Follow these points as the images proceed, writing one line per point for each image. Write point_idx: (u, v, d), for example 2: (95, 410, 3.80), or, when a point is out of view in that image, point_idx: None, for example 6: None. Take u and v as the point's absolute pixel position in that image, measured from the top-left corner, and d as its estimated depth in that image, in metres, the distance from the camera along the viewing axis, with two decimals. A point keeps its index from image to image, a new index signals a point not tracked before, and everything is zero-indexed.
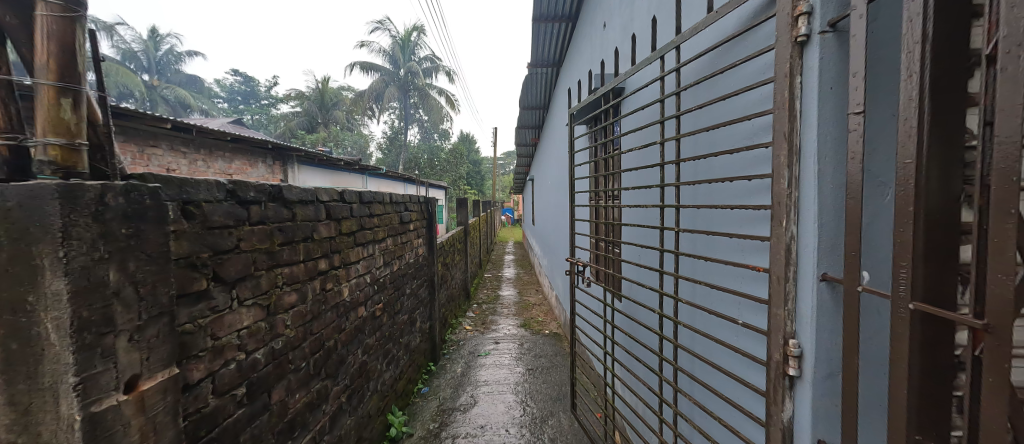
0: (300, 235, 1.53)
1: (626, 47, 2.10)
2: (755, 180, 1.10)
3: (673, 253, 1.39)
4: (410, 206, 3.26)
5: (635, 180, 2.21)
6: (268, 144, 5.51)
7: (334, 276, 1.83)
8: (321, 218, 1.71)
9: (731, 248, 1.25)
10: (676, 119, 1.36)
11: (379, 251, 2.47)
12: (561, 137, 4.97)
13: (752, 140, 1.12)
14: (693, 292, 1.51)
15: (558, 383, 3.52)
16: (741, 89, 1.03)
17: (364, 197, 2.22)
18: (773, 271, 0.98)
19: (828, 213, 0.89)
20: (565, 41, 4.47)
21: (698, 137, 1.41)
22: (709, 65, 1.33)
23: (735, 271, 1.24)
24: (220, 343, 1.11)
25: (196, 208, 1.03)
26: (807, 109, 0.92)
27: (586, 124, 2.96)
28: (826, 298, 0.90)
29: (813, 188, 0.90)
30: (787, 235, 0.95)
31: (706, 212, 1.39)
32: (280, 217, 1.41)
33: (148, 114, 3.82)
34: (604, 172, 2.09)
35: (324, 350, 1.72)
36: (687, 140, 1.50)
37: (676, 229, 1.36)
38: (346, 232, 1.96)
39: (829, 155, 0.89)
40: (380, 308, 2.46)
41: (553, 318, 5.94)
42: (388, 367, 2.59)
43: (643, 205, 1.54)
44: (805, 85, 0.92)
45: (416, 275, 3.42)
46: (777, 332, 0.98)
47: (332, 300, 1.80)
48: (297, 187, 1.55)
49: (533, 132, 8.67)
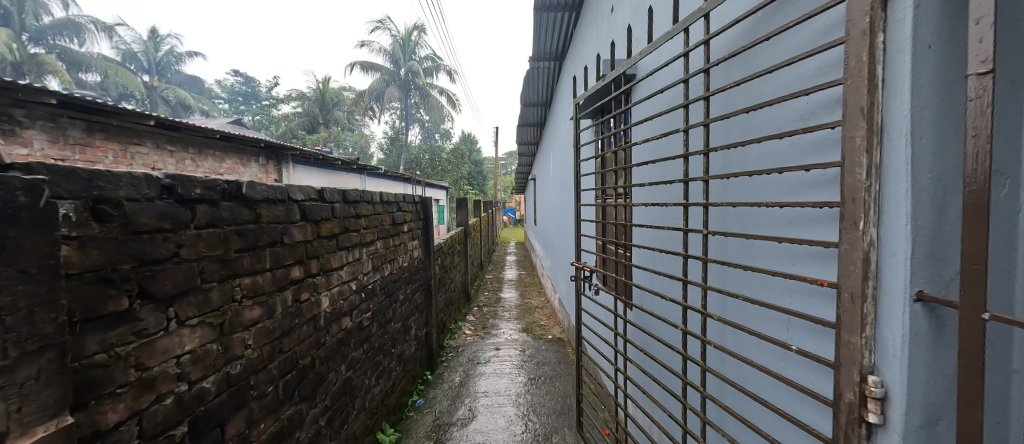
0: (267, 238, 1.33)
1: (640, 27, 1.88)
2: (813, 171, 0.87)
3: (701, 260, 1.17)
4: (403, 206, 3.04)
5: (650, 176, 1.98)
6: (260, 142, 5.29)
7: (310, 285, 1.62)
8: (294, 219, 1.50)
9: (776, 255, 1.02)
10: (704, 100, 1.15)
11: (367, 255, 2.25)
12: (564, 134, 4.75)
13: (806, 122, 0.90)
14: (723, 305, 1.28)
15: (562, 395, 3.31)
16: (798, 56, 0.81)
17: (348, 196, 2.01)
18: (845, 288, 0.77)
19: (927, 212, 0.67)
20: (569, 32, 4.25)
21: (730, 122, 1.19)
22: (746, 35, 1.11)
23: (781, 284, 1.02)
24: (151, 374, 0.90)
25: (114, 208, 0.83)
26: (894, 76, 0.70)
27: (592, 116, 2.74)
28: (922, 324, 0.68)
29: (905, 180, 0.69)
30: (865, 240, 0.73)
31: (740, 211, 1.17)
32: (240, 219, 1.21)
33: (128, 109, 3.59)
34: (614, 167, 1.87)
35: (297, 370, 1.51)
36: (715, 127, 1.28)
37: (706, 232, 1.14)
38: (327, 236, 1.75)
39: (927, 136, 0.67)
40: (368, 318, 2.25)
41: (556, 322, 5.72)
42: (377, 382, 2.38)
43: (663, 203, 1.32)
44: (893, 43, 0.70)
45: (411, 280, 3.21)
46: (851, 366, 0.76)
47: (309, 312, 1.60)
48: (264, 184, 1.34)
49: (534, 130, 8.45)
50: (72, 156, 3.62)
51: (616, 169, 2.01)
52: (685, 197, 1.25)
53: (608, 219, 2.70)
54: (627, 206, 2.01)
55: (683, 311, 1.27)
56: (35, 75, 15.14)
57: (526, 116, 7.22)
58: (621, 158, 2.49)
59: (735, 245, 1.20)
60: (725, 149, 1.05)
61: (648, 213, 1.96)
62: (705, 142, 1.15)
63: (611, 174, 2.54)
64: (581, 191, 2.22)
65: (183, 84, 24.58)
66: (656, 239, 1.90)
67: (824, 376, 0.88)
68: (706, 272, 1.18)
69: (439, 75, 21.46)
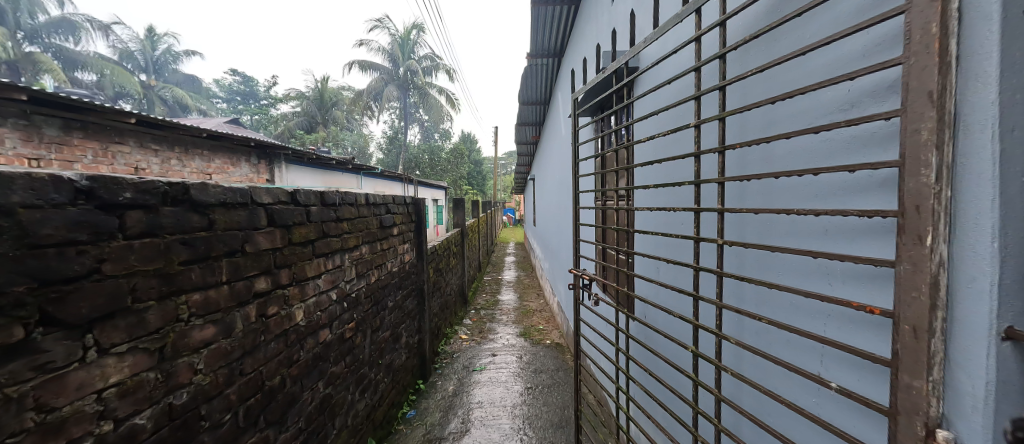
0: (222, 247, 1.17)
1: (643, 14, 1.72)
2: (857, 172, 0.72)
3: (716, 274, 1.01)
4: (393, 208, 2.90)
5: (653, 177, 1.83)
6: (250, 141, 5.14)
7: (280, 297, 1.46)
8: (259, 225, 1.35)
9: (807, 273, 0.86)
10: (719, 91, 1.00)
11: (350, 261, 2.10)
12: (563, 132, 4.59)
13: (846, 114, 0.75)
14: (739, 325, 1.13)
15: (560, 407, 3.16)
16: (842, 32, 0.66)
17: (327, 197, 1.86)
18: (904, 317, 0.61)
19: (1019, 227, 0.52)
20: (568, 26, 4.10)
21: (748, 116, 1.04)
22: (769, 14, 0.96)
23: (813, 308, 0.85)
24: (59, 416, 0.76)
25: (4, 218, 0.68)
26: (973, 52, 0.55)
27: (591, 113, 2.58)
28: (1013, 370, 0.53)
29: (990, 185, 0.53)
30: (934, 260, 0.58)
31: (762, 220, 1.01)
32: (187, 226, 1.06)
33: (106, 106, 3.44)
34: (615, 167, 1.72)
35: (263, 392, 1.36)
36: (731, 122, 1.13)
37: (721, 241, 0.99)
38: (300, 242, 1.60)
39: (1019, 129, 0.52)
40: (350, 329, 2.09)
41: (555, 326, 5.56)
42: (362, 397, 2.23)
43: (670, 208, 1.17)
44: (971, 8, 0.54)
45: (401, 286, 3.06)
46: (914, 416, 0.61)
47: (278, 328, 1.44)
48: (219, 185, 1.19)
49: (533, 129, 8.29)
50: (48, 155, 3.48)
51: (617, 170, 1.86)
52: (695, 201, 1.10)
53: (607, 224, 2.56)
54: (629, 210, 1.86)
55: (694, 330, 1.12)
56: (30, 74, 15.00)
57: (525, 115, 7.06)
58: (622, 158, 2.33)
59: (753, 257, 1.05)
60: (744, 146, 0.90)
61: (651, 217, 1.80)
62: (721, 139, 1.00)
63: (613, 174, 2.38)
64: (579, 193, 2.07)
65: (181, 84, 24.42)
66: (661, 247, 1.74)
67: (870, 419, 0.73)
68: (721, 288, 1.02)
69: (438, 74, 21.30)
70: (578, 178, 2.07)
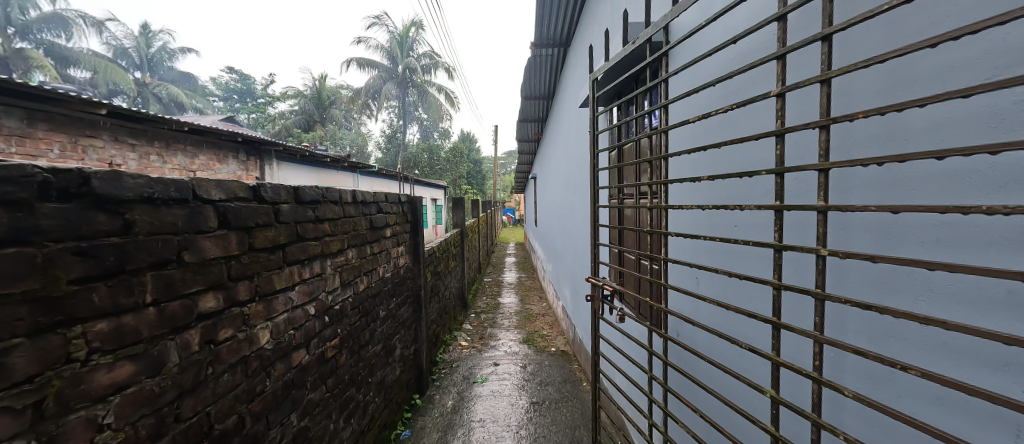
0: (146, 257, 0.89)
1: None
2: None
3: (816, 296, 0.75)
4: (385, 208, 2.60)
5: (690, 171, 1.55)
6: (237, 136, 4.85)
7: (236, 317, 1.17)
8: (208, 228, 1.07)
9: (983, 307, 0.60)
10: (821, 41, 0.73)
11: (332, 268, 1.82)
12: (570, 127, 4.30)
13: None
14: (840, 363, 0.87)
15: (570, 427, 2.88)
16: None
17: (303, 194, 1.57)
18: None
19: None
20: (576, 13, 3.80)
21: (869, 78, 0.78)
22: None
23: (987, 354, 0.59)
24: None
25: None
26: None
27: (609, 100, 2.29)
28: None
29: None
30: None
31: (888, 225, 0.75)
32: (90, 231, 0.78)
33: (72, 95, 3.16)
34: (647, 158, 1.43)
35: (212, 440, 1.08)
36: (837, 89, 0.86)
37: (825, 251, 0.72)
38: (266, 248, 1.31)
39: None
40: (333, 347, 1.80)
41: (560, 333, 5.27)
42: (347, 424, 1.94)
43: (737, 206, 0.90)
44: None
45: (394, 294, 2.77)
46: None
47: (233, 356, 1.15)
48: (143, 176, 0.90)
49: (536, 127, 7.99)
50: (9, 149, 3.20)
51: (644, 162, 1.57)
52: (778, 198, 0.82)
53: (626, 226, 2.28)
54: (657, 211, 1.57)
55: (773, 369, 0.85)
56: (20, 71, 14.68)
57: (528, 110, 6.74)
58: (645, 150, 2.05)
59: (868, 275, 0.80)
60: (872, 113, 0.64)
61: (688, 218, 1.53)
62: (825, 110, 0.72)
63: (635, 169, 2.10)
64: (598, 190, 1.79)
65: (177, 82, 24.15)
66: (701, 254, 1.47)
67: None
68: (821, 317, 0.75)
69: (438, 72, 20.96)
70: (598, 171, 1.78)
